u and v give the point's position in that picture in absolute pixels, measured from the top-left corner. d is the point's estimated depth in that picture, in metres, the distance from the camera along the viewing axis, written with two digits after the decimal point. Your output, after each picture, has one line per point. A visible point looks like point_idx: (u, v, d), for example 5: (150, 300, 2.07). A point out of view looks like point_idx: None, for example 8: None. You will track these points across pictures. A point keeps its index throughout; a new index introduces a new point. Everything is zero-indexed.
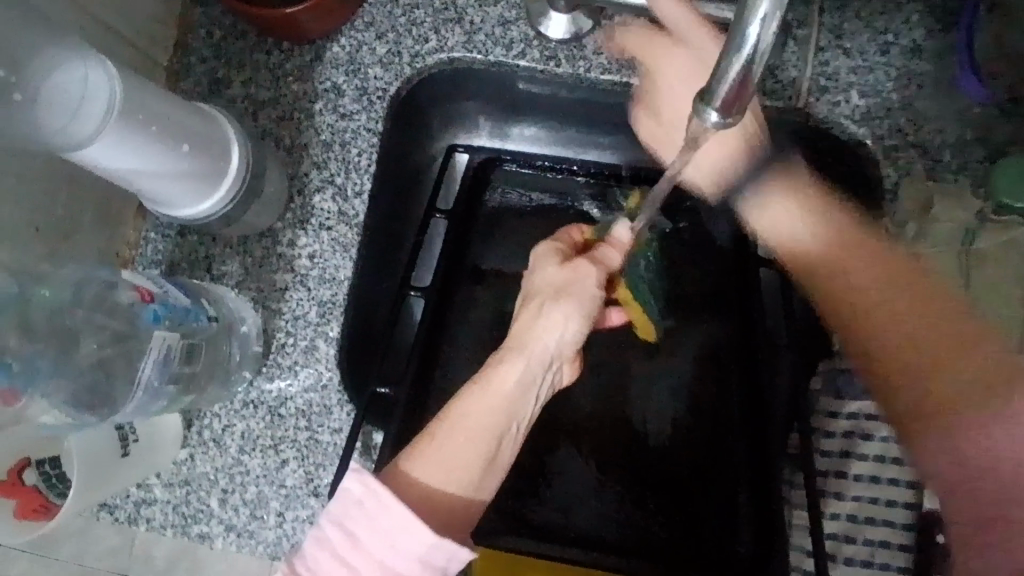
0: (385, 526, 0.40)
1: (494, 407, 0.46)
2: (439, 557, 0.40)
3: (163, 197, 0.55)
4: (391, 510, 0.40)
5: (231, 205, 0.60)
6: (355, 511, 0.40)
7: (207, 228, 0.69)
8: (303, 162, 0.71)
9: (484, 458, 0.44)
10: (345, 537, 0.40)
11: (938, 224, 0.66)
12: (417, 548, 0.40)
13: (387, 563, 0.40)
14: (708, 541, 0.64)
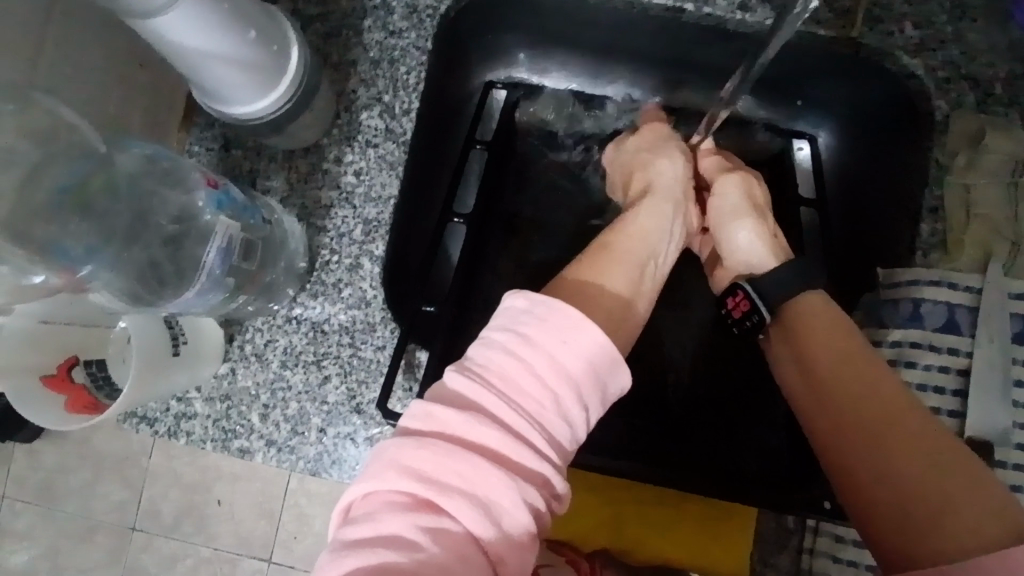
0: (557, 325, 0.38)
1: (641, 237, 0.48)
2: (604, 366, 0.38)
3: (220, 90, 0.55)
4: (565, 310, 0.38)
5: (284, 105, 0.59)
6: (523, 316, 0.38)
7: (256, 136, 0.68)
8: (351, 78, 0.72)
9: (634, 278, 0.45)
10: (516, 336, 0.38)
11: (985, 155, 0.68)
12: (587, 349, 0.38)
13: (560, 363, 0.37)
14: (747, 458, 0.66)
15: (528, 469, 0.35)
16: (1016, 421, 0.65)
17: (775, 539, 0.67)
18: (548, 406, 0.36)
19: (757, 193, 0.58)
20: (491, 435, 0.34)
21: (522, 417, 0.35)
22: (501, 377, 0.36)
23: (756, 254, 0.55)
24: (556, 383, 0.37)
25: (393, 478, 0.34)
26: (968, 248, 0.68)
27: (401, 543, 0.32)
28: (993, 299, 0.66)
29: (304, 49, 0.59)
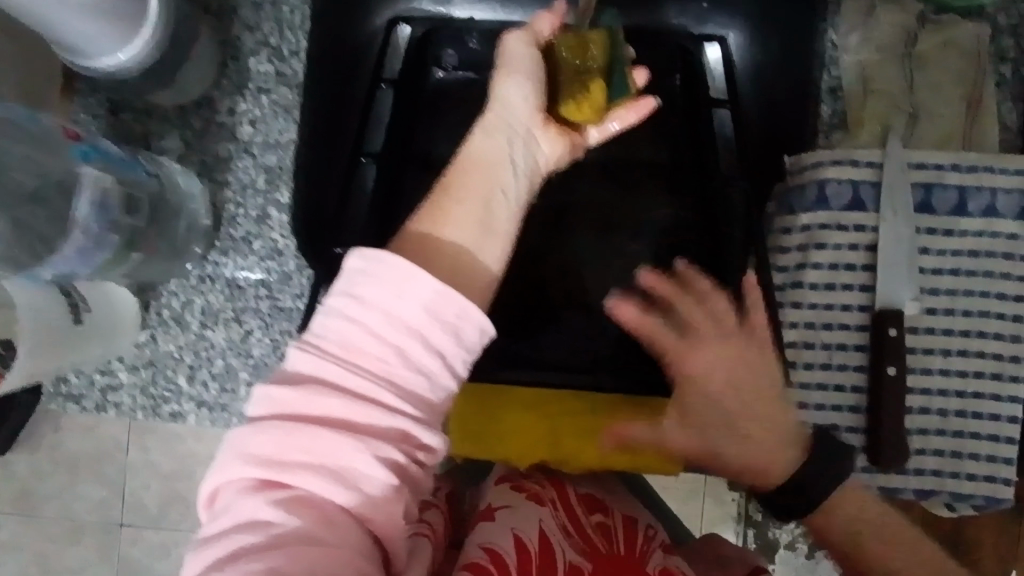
0: (390, 279, 0.33)
1: (483, 173, 0.38)
2: (452, 311, 0.33)
3: (79, 40, 0.53)
4: (398, 258, 0.33)
5: (152, 52, 0.57)
6: (357, 273, 0.33)
7: (139, 95, 0.66)
8: (234, 25, 0.70)
9: (480, 216, 0.37)
10: (349, 298, 0.33)
11: (880, 27, 0.68)
12: (427, 296, 0.33)
13: (405, 322, 0.32)
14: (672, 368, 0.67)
15: (380, 428, 0.31)
16: (923, 287, 0.67)
17: None
18: (398, 364, 0.32)
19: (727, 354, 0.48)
20: (335, 403, 0.31)
21: (367, 384, 0.32)
22: (344, 346, 0.32)
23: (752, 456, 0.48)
24: (400, 338, 0.32)
25: (245, 463, 0.31)
26: (867, 125, 0.69)
27: (263, 519, 0.30)
28: (895, 171, 0.66)
29: None
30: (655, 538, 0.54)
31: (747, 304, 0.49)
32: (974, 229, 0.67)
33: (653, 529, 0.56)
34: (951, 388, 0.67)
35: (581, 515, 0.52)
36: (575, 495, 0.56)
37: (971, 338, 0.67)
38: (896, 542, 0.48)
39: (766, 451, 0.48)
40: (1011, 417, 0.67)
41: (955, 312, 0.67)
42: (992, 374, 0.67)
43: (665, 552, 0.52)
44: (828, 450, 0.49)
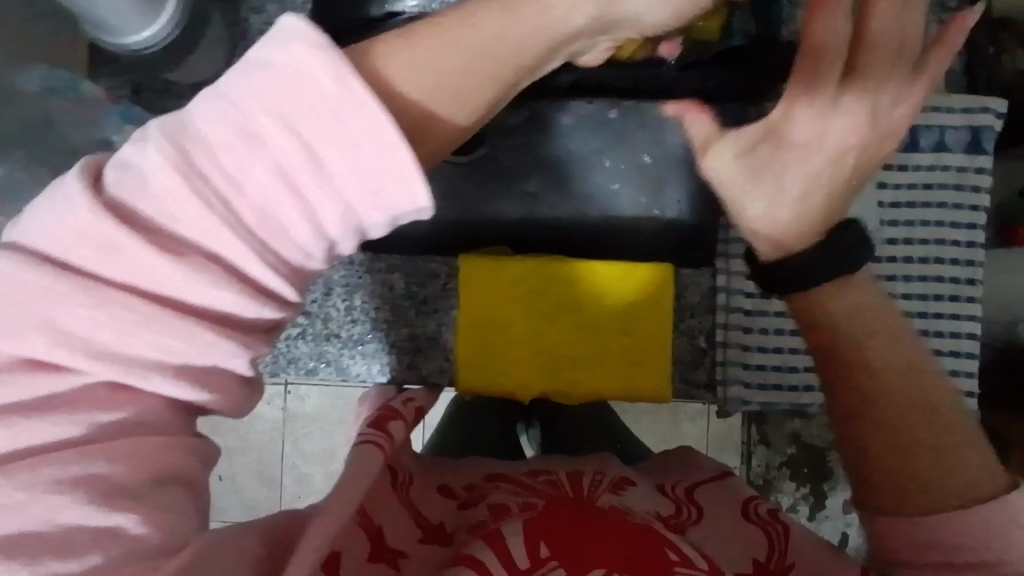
0: (339, 131, 0.31)
1: (486, 25, 0.35)
2: (388, 194, 0.33)
3: (112, 19, 0.60)
4: (354, 119, 0.31)
5: (176, 28, 0.64)
6: (304, 99, 0.31)
7: (159, 75, 0.72)
8: (242, 9, 0.76)
9: (462, 80, 0.35)
10: (284, 127, 0.31)
11: None
12: (367, 173, 0.32)
13: (339, 194, 0.32)
14: (653, 314, 0.73)
15: (269, 298, 0.33)
16: (883, 219, 0.73)
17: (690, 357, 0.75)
18: (310, 238, 0.33)
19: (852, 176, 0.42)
20: (237, 246, 0.32)
21: (275, 243, 0.33)
22: (263, 194, 0.32)
23: (786, 221, 0.43)
24: (321, 198, 0.32)
25: (97, 222, 0.30)
26: None
27: (124, 304, 0.31)
28: None
29: None
30: (606, 480, 0.58)
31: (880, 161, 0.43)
32: (926, 164, 0.73)
33: (602, 472, 0.60)
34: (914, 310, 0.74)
35: (529, 478, 0.58)
36: (516, 475, 0.60)
37: (929, 264, 0.74)
38: (874, 340, 0.45)
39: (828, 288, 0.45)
40: (970, 334, 0.73)
41: (914, 241, 0.74)
42: (950, 296, 0.73)
43: (613, 492, 0.55)
44: (847, 244, 0.43)
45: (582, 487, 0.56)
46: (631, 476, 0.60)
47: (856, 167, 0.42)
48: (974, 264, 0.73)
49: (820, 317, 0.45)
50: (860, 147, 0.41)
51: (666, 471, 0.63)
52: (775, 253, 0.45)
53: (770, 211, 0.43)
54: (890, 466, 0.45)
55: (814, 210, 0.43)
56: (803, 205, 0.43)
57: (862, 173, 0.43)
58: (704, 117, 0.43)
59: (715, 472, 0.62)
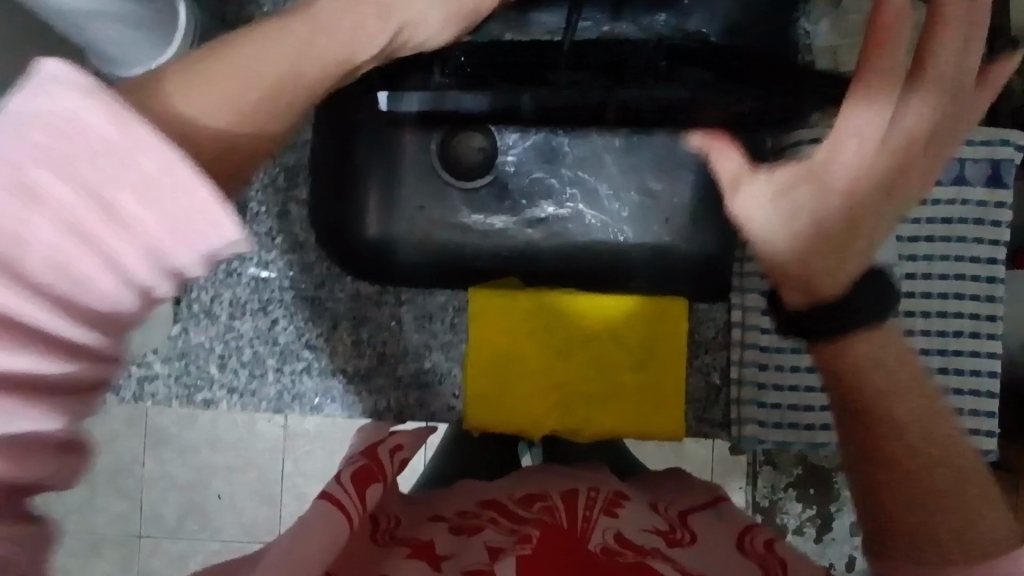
0: (112, 170, 0.25)
1: (278, 51, 0.33)
2: (197, 235, 0.27)
3: (121, 51, 0.59)
4: (165, 158, 0.25)
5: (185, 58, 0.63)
6: (66, 133, 0.25)
7: None
8: None
9: (264, 97, 0.32)
10: (23, 183, 0.25)
11: (849, 16, 0.74)
12: (165, 219, 0.26)
13: (152, 245, 0.26)
14: (671, 352, 0.71)
15: (85, 352, 0.27)
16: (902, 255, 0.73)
17: (705, 395, 0.74)
18: (118, 288, 0.27)
19: (905, 185, 0.37)
20: (38, 316, 0.25)
21: (75, 301, 0.26)
22: (48, 249, 0.25)
23: (829, 244, 0.37)
24: (118, 250, 0.26)
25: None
26: None
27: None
28: None
29: (190, 8, 0.63)
30: (599, 497, 0.55)
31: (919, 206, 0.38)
32: (947, 198, 0.72)
33: (596, 488, 0.57)
34: (932, 347, 0.73)
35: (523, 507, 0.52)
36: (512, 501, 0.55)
37: (948, 300, 0.73)
38: (895, 377, 0.37)
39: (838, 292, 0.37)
40: (991, 372, 0.72)
41: (932, 277, 0.73)
42: (970, 333, 0.72)
43: (609, 514, 0.52)
44: (879, 281, 0.37)
45: (576, 510, 0.52)
46: (624, 492, 0.58)
47: (891, 198, 0.37)
48: (995, 300, 0.72)
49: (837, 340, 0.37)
50: (891, 172, 0.37)
51: (660, 491, 0.60)
52: (801, 301, 0.37)
53: (799, 237, 0.37)
54: (907, 507, 0.36)
55: (845, 240, 0.37)
56: (853, 225, 0.37)
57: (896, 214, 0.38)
58: (732, 152, 0.41)
59: (708, 496, 0.59)
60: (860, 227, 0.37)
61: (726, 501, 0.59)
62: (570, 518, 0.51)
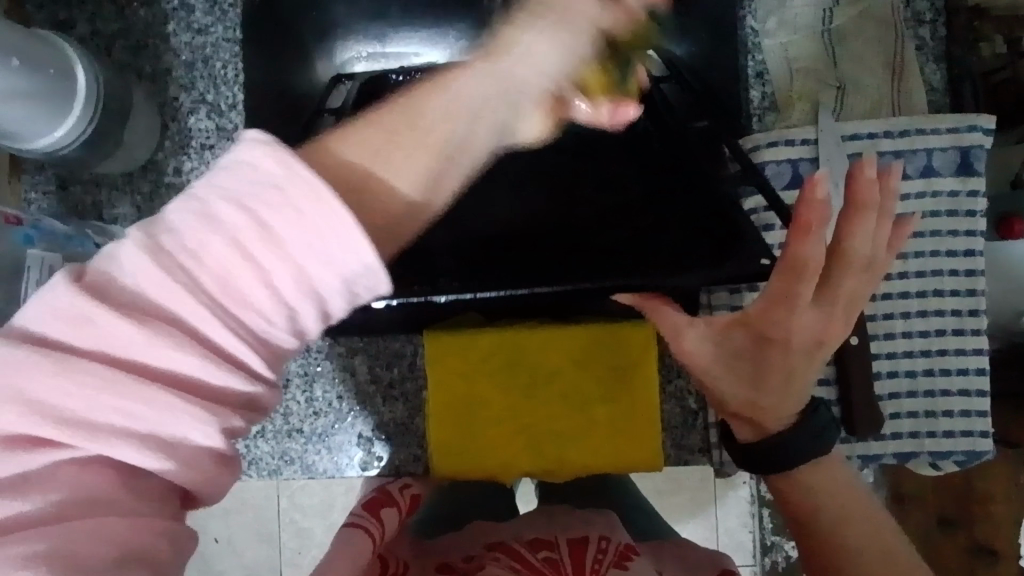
0: (303, 213, 0.23)
1: (448, 98, 0.26)
2: (364, 281, 0.24)
3: (15, 125, 0.54)
4: (317, 197, 0.23)
5: (92, 125, 0.59)
6: (260, 183, 0.23)
7: (85, 172, 0.68)
8: (169, 87, 0.71)
9: (422, 161, 0.26)
10: (232, 245, 0.23)
11: (794, 8, 0.70)
12: (345, 255, 0.24)
13: (301, 269, 0.23)
14: (640, 374, 0.68)
15: (260, 371, 0.24)
16: None
17: (681, 420, 0.71)
18: (279, 317, 0.24)
19: (833, 340, 0.38)
20: (213, 331, 0.23)
21: (238, 319, 0.24)
22: (230, 302, 0.23)
23: (771, 410, 0.41)
24: (290, 298, 0.24)
25: (71, 297, 0.23)
26: (798, 103, 0.70)
27: (89, 370, 0.23)
28: (830, 144, 0.67)
29: (93, 71, 0.59)
30: (610, 550, 0.53)
31: (847, 302, 0.37)
32: (914, 192, 0.68)
33: (607, 538, 0.55)
34: (915, 350, 0.69)
35: (528, 551, 0.52)
36: (519, 542, 0.54)
37: (927, 298, 0.68)
38: (827, 472, 0.43)
39: (781, 394, 0.40)
40: (980, 370, 0.67)
41: (909, 274, 0.68)
42: (953, 330, 0.68)
43: (619, 568, 0.50)
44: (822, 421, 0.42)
45: (584, 562, 0.51)
46: (635, 545, 0.55)
47: (803, 311, 0.37)
48: (977, 293, 0.67)
49: (772, 425, 0.42)
50: (790, 294, 0.36)
51: (663, 556, 0.56)
52: (753, 434, 0.43)
53: (732, 379, 0.41)
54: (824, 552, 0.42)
55: (774, 370, 0.39)
56: (784, 386, 0.40)
57: (823, 318, 0.37)
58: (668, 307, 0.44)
59: (715, 568, 0.54)
60: (781, 347, 0.38)
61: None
62: (574, 574, 0.50)
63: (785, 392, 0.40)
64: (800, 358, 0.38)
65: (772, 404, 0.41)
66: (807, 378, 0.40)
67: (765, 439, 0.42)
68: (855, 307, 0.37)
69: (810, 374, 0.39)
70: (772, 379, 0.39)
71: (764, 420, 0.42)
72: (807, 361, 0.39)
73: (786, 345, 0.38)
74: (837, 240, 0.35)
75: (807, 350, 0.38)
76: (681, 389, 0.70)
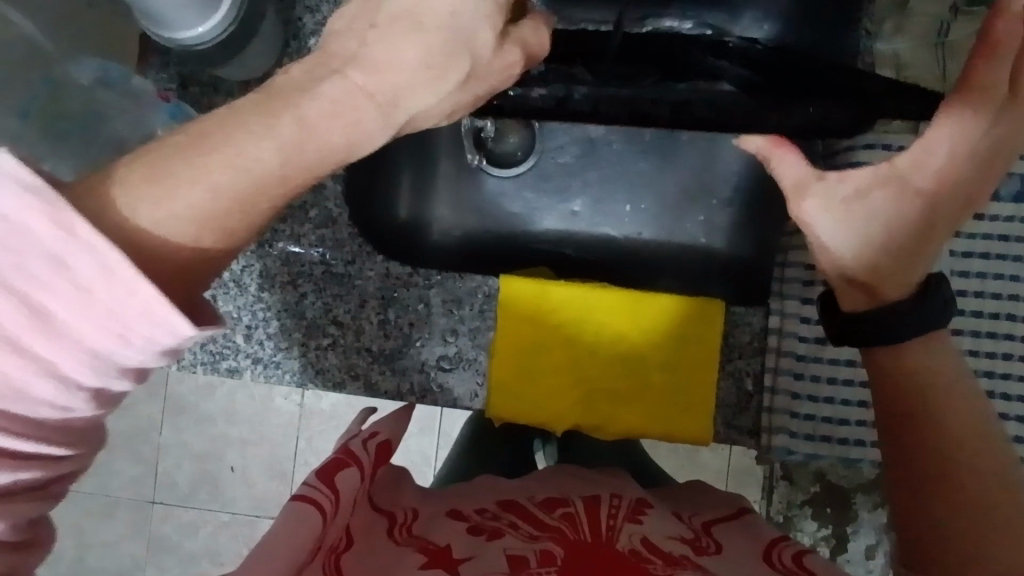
0: (113, 282, 0.29)
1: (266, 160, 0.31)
2: (166, 329, 0.30)
3: (166, 11, 0.59)
4: (122, 260, 0.28)
5: (233, 24, 0.63)
6: (66, 245, 0.28)
7: (209, 71, 0.71)
8: (296, 6, 0.74)
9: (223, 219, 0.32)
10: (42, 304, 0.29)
11: (914, 17, 0.71)
12: (155, 306, 0.29)
13: (111, 316, 0.29)
14: (707, 350, 0.69)
15: (74, 393, 0.31)
16: (952, 269, 0.71)
17: (735, 402, 0.73)
18: (98, 359, 0.30)
19: (975, 198, 0.39)
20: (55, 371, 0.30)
21: (57, 376, 0.30)
22: (58, 347, 0.29)
23: (893, 284, 0.40)
24: (108, 342, 0.30)
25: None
26: None
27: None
28: None
29: None
30: (623, 506, 0.54)
31: (1000, 160, 0.38)
32: (1005, 214, 0.70)
33: (618, 496, 0.56)
34: (979, 369, 0.71)
35: (543, 513, 0.51)
36: (530, 503, 0.54)
37: (1000, 321, 0.71)
38: (955, 387, 0.40)
39: (904, 260, 0.39)
40: None
41: (984, 295, 0.71)
42: (1020, 357, 0.70)
43: (633, 521, 0.51)
44: (933, 311, 0.39)
45: (599, 519, 0.51)
46: (647, 500, 0.56)
47: (960, 151, 0.38)
48: None
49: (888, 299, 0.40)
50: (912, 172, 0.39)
51: (681, 503, 0.59)
52: (860, 306, 0.41)
53: (865, 233, 0.40)
54: (935, 459, 0.39)
55: (913, 224, 0.39)
56: (915, 246, 0.39)
57: (975, 172, 0.38)
58: (795, 157, 0.41)
59: (733, 508, 0.57)
60: (930, 194, 0.38)
61: (751, 514, 0.57)
62: (591, 532, 0.49)
63: (915, 261, 0.39)
64: (939, 210, 0.39)
65: (892, 274, 0.40)
66: (933, 243, 0.39)
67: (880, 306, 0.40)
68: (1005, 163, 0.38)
69: (940, 237, 0.39)
70: (907, 231, 0.39)
71: (884, 293, 0.40)
72: (943, 217, 0.39)
73: (931, 191, 0.38)
74: (1015, 74, 0.36)
75: (947, 207, 0.39)
76: (740, 374, 0.72)
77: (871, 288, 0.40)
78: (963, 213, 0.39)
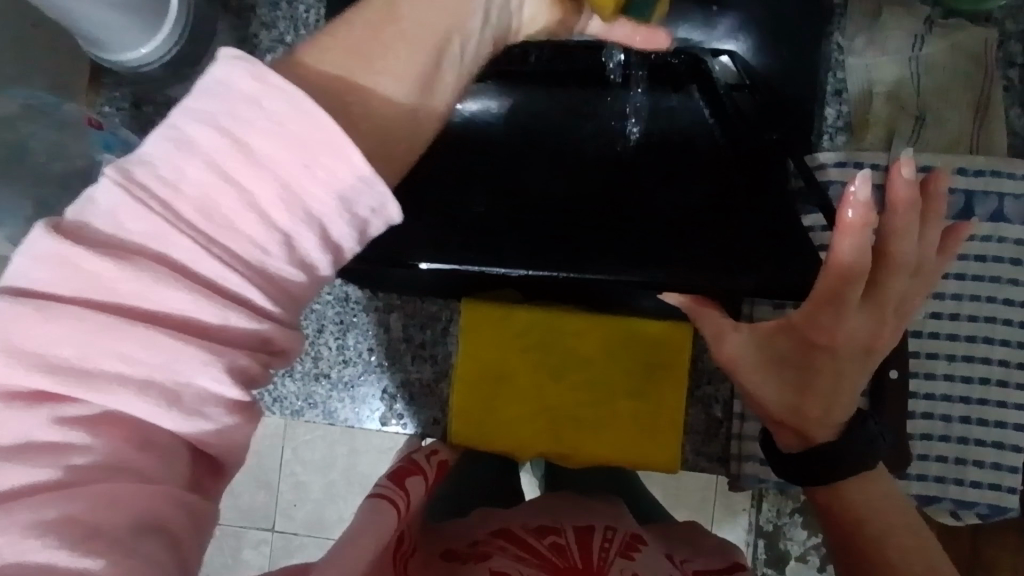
0: (299, 134, 0.25)
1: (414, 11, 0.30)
2: (365, 202, 0.26)
3: (106, 35, 0.57)
4: (308, 121, 0.25)
5: (178, 45, 0.61)
6: (240, 106, 0.25)
7: (161, 91, 0.69)
8: (252, 23, 0.72)
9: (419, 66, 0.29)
10: (229, 150, 0.24)
11: (886, 30, 0.68)
12: (349, 170, 0.25)
13: (285, 186, 0.25)
14: (674, 372, 0.67)
15: (252, 308, 0.25)
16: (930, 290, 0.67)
17: (704, 427, 0.71)
18: (271, 246, 0.25)
19: (880, 341, 0.42)
20: (200, 267, 0.24)
21: (226, 249, 0.24)
22: (198, 192, 0.24)
23: (820, 424, 0.43)
24: (286, 223, 0.25)
25: (52, 244, 0.23)
26: (873, 126, 0.69)
27: (80, 313, 0.23)
28: None
29: None
30: (615, 539, 0.52)
31: (893, 308, 0.41)
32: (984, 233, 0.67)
33: (612, 528, 0.54)
34: (955, 395, 0.67)
35: (534, 538, 0.51)
36: (521, 532, 0.52)
37: (976, 343, 0.67)
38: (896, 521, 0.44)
39: (821, 401, 0.43)
40: (1018, 427, 0.66)
41: (961, 317, 0.67)
42: (998, 381, 0.66)
43: (624, 556, 0.50)
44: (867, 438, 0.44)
45: (591, 549, 0.50)
46: (640, 535, 0.55)
47: (851, 316, 0.40)
48: None
49: (821, 437, 0.44)
50: (839, 295, 0.39)
51: (673, 542, 0.57)
52: (798, 443, 0.45)
53: (778, 382, 0.43)
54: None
55: (822, 372, 0.42)
56: (829, 390, 0.42)
57: (870, 323, 0.41)
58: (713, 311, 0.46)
59: (726, 561, 0.55)
60: (828, 350, 0.41)
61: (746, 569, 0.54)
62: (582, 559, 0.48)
63: (835, 396, 0.42)
64: (842, 365, 0.42)
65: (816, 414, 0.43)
66: (847, 388, 0.42)
67: (813, 448, 0.44)
68: (901, 308, 0.41)
69: (854, 382, 0.43)
70: (819, 378, 0.42)
71: (812, 431, 0.44)
72: (851, 368, 0.42)
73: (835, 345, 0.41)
74: (881, 243, 0.38)
75: (853, 358, 0.42)
76: (710, 396, 0.70)
77: (802, 425, 0.44)
78: (869, 358, 0.42)
